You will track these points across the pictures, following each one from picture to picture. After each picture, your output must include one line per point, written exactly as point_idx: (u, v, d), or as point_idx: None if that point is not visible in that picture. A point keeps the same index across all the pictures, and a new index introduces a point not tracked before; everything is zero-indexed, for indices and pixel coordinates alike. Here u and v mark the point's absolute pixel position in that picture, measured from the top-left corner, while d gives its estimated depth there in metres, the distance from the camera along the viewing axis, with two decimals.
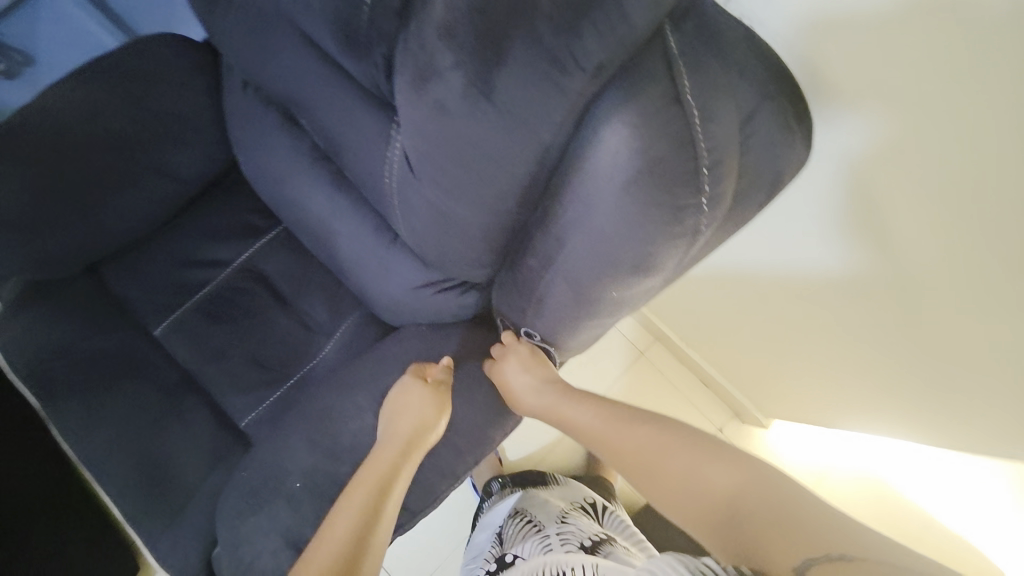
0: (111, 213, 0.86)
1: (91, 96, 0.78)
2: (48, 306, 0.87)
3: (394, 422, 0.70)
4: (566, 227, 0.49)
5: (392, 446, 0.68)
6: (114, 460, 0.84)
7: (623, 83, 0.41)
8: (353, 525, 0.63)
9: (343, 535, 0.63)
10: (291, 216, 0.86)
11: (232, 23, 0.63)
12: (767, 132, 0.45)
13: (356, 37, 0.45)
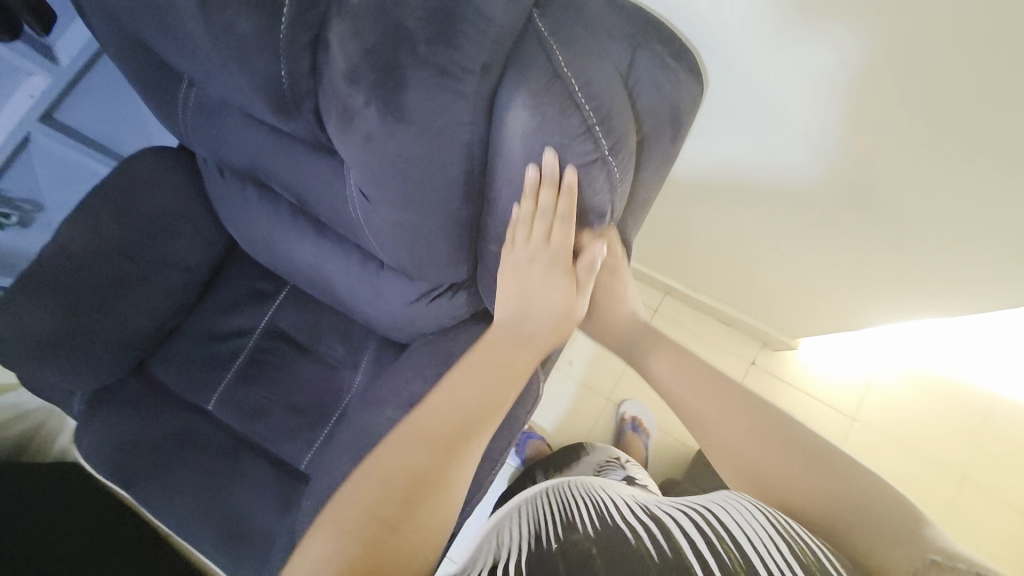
0: (140, 314, 0.96)
1: (98, 219, 0.89)
2: (111, 408, 0.98)
3: (534, 304, 0.60)
4: (505, 203, 0.56)
5: (472, 368, 0.59)
6: (202, 524, 0.94)
7: (511, 70, 0.48)
8: (444, 428, 0.55)
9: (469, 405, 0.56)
10: (292, 271, 0.95)
11: (191, 121, 0.72)
12: (649, 73, 0.51)
13: (283, 104, 0.50)
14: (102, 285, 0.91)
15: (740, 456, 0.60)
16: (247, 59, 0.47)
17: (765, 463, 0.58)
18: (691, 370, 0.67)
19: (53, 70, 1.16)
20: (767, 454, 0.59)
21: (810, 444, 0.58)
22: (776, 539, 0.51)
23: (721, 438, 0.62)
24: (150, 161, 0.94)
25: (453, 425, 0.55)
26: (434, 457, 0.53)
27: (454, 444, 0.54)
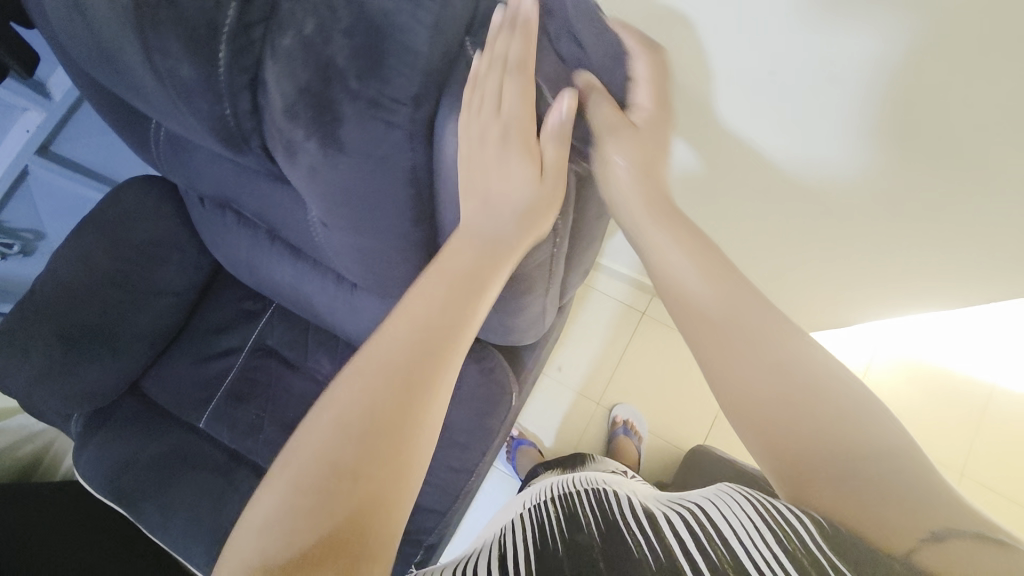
0: (131, 338, 1.00)
1: (87, 249, 0.94)
2: (109, 429, 1.02)
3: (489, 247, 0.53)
4: (452, 224, 0.59)
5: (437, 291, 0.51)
6: (195, 539, 0.97)
7: (444, 98, 0.50)
8: (409, 346, 0.48)
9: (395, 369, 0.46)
10: (274, 291, 0.98)
11: (161, 152, 0.74)
12: (582, 91, 0.52)
13: (231, 139, 0.53)
14: (93, 312, 0.95)
15: (743, 388, 0.48)
16: (194, 102, 0.50)
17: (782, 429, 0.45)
18: (715, 279, 0.54)
19: (47, 105, 1.21)
20: (800, 430, 0.45)
21: (812, 385, 0.47)
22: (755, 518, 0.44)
23: (726, 377, 0.49)
24: (135, 191, 0.97)
25: (420, 342, 0.48)
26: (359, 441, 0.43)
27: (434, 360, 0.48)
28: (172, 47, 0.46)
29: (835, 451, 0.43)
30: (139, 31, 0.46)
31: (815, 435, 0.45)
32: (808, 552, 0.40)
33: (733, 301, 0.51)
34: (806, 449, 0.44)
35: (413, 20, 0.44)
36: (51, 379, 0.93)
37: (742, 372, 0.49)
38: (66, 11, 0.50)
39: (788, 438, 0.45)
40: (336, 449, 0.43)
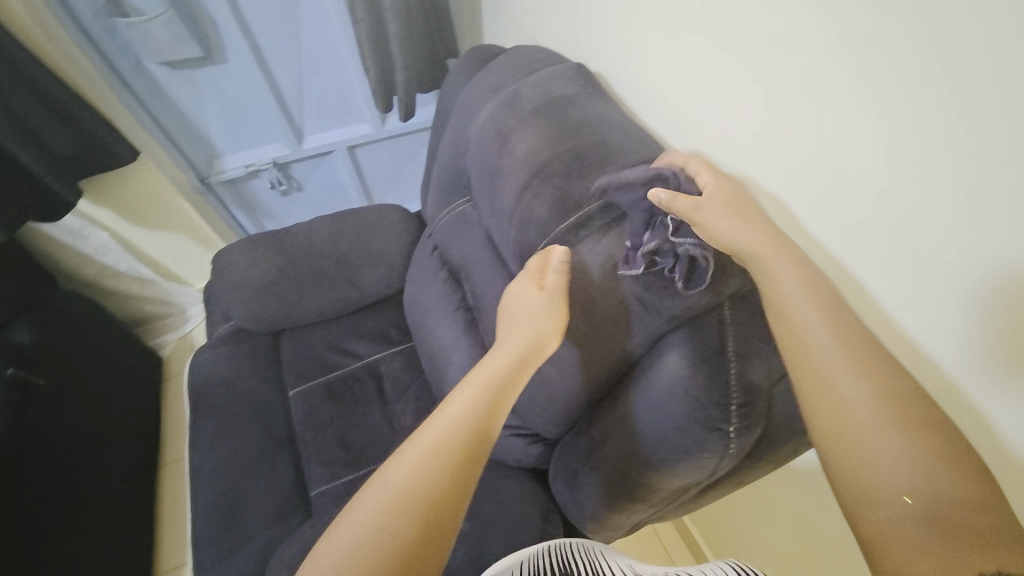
0: (309, 304, 1.19)
1: (335, 230, 1.20)
2: (239, 348, 1.21)
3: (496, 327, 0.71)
4: (627, 413, 0.65)
5: (477, 377, 0.59)
6: (214, 484, 1.03)
7: (689, 328, 0.60)
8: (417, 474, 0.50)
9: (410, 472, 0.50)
10: (422, 338, 1.12)
11: (444, 215, 1.01)
12: None
13: (525, 257, 0.70)
14: (305, 270, 1.17)
15: (858, 449, 0.44)
16: (521, 230, 0.69)
17: (885, 463, 0.43)
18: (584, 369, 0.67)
19: (378, 126, 1.65)
20: (894, 446, 0.43)
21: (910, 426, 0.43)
22: None
23: (844, 419, 0.45)
24: (394, 213, 1.24)
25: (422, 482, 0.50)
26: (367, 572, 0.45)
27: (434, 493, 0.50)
28: (544, 197, 0.66)
29: (919, 415, 0.44)
30: (529, 179, 0.68)
31: (918, 436, 0.43)
32: None
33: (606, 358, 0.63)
34: (933, 469, 0.41)
35: (691, 288, 0.60)
36: (246, 293, 1.15)
37: (876, 429, 0.44)
38: (490, 140, 0.75)
39: (900, 481, 0.42)
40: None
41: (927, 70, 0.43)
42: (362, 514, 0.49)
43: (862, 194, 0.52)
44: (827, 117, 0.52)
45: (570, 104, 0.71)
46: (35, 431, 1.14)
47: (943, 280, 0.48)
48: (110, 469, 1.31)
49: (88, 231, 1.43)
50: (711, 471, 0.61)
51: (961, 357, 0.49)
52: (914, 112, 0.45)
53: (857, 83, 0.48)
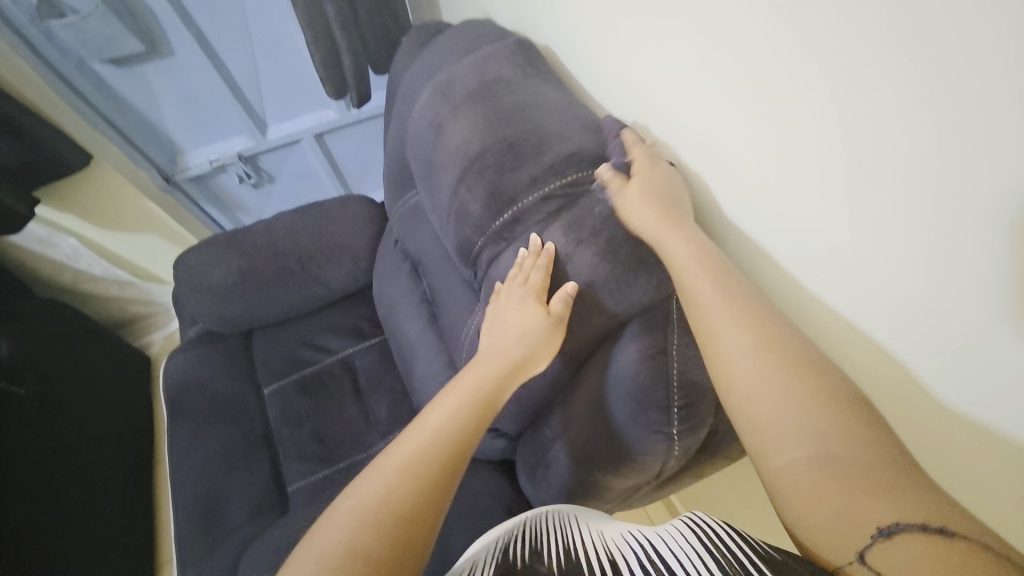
0: (276, 302, 1.18)
1: (297, 225, 1.18)
2: (212, 349, 1.21)
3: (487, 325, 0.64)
4: (576, 411, 0.63)
5: (454, 394, 0.56)
6: (193, 485, 1.05)
7: (636, 325, 0.57)
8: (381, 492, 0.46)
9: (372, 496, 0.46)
10: (391, 331, 1.10)
11: (399, 207, 0.97)
12: None
13: (468, 255, 0.67)
14: (268, 268, 1.15)
15: (746, 395, 0.44)
16: (460, 226, 0.66)
17: (767, 405, 0.43)
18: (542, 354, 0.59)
19: (343, 111, 1.59)
20: (791, 413, 0.41)
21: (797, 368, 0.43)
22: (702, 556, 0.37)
23: (729, 371, 0.46)
24: (357, 204, 1.21)
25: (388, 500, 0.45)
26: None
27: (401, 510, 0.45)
28: (477, 192, 0.62)
29: (823, 388, 0.42)
30: (462, 172, 0.64)
31: (803, 380, 0.42)
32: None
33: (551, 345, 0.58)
34: (811, 410, 0.41)
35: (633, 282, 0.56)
36: (211, 295, 1.13)
37: (752, 377, 0.44)
38: (427, 131, 0.71)
39: (781, 430, 0.41)
40: None
41: (852, 13, 0.35)
42: (318, 550, 0.42)
43: (809, 166, 0.45)
44: (758, 82, 0.46)
45: (505, 87, 0.66)
46: (24, 438, 1.17)
47: (905, 258, 0.40)
48: (104, 471, 1.34)
49: (57, 238, 1.42)
50: (660, 470, 0.59)
51: (938, 346, 0.41)
52: (846, 67, 0.38)
53: (779, 55, 0.43)
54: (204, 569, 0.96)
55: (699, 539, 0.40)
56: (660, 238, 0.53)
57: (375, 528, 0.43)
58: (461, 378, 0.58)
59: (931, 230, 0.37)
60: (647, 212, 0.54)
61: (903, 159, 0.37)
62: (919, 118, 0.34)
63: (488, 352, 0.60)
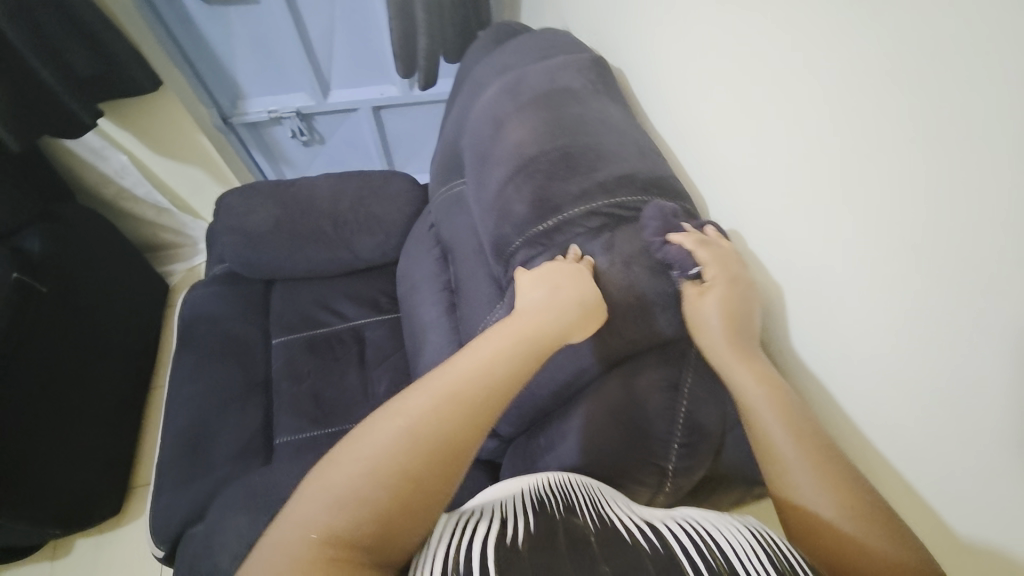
0: (304, 259, 1.20)
1: (339, 190, 1.20)
2: (232, 290, 1.24)
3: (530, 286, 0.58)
4: (570, 429, 0.62)
5: (498, 338, 0.50)
6: (186, 416, 1.07)
7: (653, 357, 0.58)
8: (405, 432, 0.41)
9: (397, 431, 0.42)
10: (407, 310, 1.11)
11: (441, 193, 0.99)
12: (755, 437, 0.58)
13: (501, 252, 0.68)
14: (303, 224, 1.18)
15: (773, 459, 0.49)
16: (500, 224, 0.67)
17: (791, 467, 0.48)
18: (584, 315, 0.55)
19: (405, 91, 1.62)
20: (813, 475, 0.46)
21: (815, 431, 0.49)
22: (755, 543, 0.42)
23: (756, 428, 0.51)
24: (401, 182, 1.23)
25: (423, 447, 0.41)
26: (336, 533, 0.37)
27: (434, 457, 0.41)
28: (524, 193, 0.64)
29: (836, 459, 0.47)
30: (514, 172, 0.65)
31: (813, 446, 0.48)
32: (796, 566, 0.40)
33: (593, 317, 0.55)
34: (829, 475, 0.46)
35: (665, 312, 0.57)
36: (244, 238, 1.16)
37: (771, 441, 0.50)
38: (486, 126, 0.73)
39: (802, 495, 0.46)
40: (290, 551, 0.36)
41: (936, 144, 0.39)
42: (360, 448, 0.41)
43: (865, 261, 0.48)
44: (832, 170, 0.49)
45: (572, 99, 0.67)
46: (39, 334, 1.21)
47: (946, 373, 0.44)
48: (101, 382, 1.37)
49: (110, 152, 1.47)
50: (645, 505, 0.60)
51: (963, 456, 0.44)
52: (941, 147, 0.39)
53: (872, 123, 0.44)
54: (180, 499, 0.98)
55: (754, 540, 0.43)
56: (730, 369, 0.54)
57: (408, 464, 0.40)
58: (501, 327, 0.52)
59: (986, 326, 0.39)
60: (721, 335, 0.54)
61: (959, 262, 0.40)
62: (987, 230, 0.37)
63: (544, 301, 0.55)
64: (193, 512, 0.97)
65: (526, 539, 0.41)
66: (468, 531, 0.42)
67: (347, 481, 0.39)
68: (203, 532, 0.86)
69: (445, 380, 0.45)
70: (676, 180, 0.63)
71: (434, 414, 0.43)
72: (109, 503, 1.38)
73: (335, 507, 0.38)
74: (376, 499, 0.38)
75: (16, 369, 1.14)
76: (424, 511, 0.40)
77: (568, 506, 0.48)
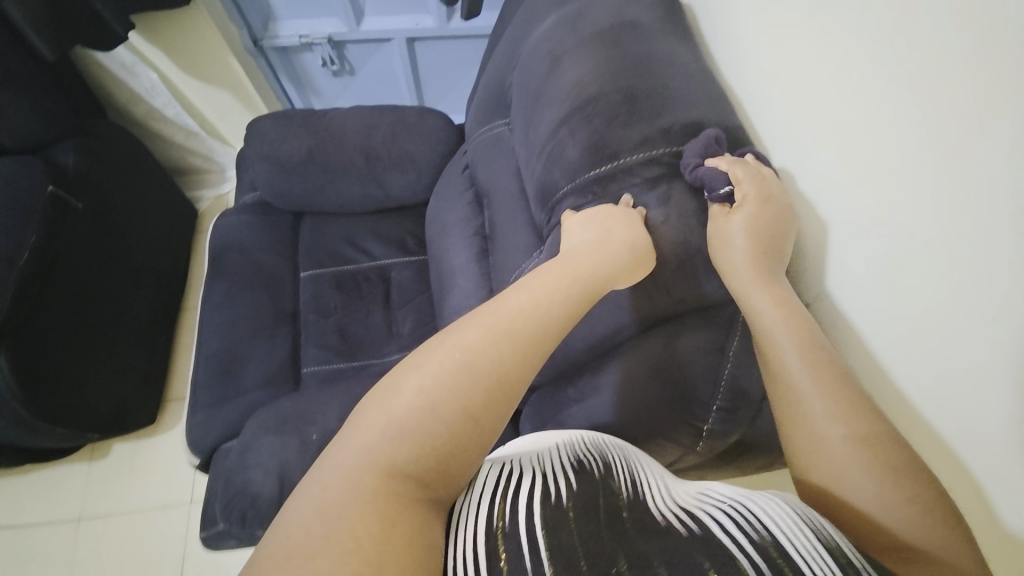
0: (334, 194, 1.19)
1: (373, 125, 1.16)
2: (262, 221, 1.23)
3: (581, 232, 0.56)
4: (604, 383, 0.63)
5: (549, 279, 0.49)
6: (219, 339, 1.11)
7: (700, 317, 0.57)
8: (461, 367, 0.41)
9: (451, 366, 0.41)
10: (435, 253, 1.10)
11: (481, 133, 0.95)
12: None
13: (546, 198, 0.65)
14: (335, 158, 1.15)
15: (801, 417, 0.49)
16: (549, 168, 0.64)
17: (822, 431, 0.48)
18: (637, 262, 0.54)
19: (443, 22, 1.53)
20: (846, 442, 0.46)
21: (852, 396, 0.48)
22: (801, 525, 0.41)
23: (786, 383, 0.50)
24: (436, 120, 1.18)
25: (478, 383, 0.41)
26: (394, 460, 0.38)
27: (488, 395, 0.41)
28: (579, 137, 0.60)
29: (874, 425, 0.46)
30: (571, 112, 0.61)
31: (849, 409, 0.47)
32: (843, 552, 0.39)
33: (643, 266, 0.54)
34: (864, 441, 0.46)
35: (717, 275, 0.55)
36: (275, 168, 1.15)
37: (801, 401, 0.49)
38: (542, 60, 0.68)
39: (831, 458, 0.47)
40: (350, 479, 0.36)
41: None
42: (419, 381, 0.41)
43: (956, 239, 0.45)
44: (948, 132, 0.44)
45: (640, 35, 0.62)
46: (77, 249, 1.24)
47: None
48: (135, 300, 1.42)
49: (140, 69, 1.44)
50: (674, 460, 0.62)
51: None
52: None
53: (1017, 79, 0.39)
54: (214, 414, 1.04)
55: (799, 520, 0.42)
56: (750, 292, 0.53)
57: (463, 395, 0.40)
58: (547, 270, 0.51)
59: None
60: (742, 257, 0.53)
61: None
62: None
63: (597, 246, 0.53)
64: (226, 427, 1.03)
65: (572, 499, 0.42)
66: (511, 485, 0.44)
67: (402, 414, 0.39)
68: (237, 447, 0.91)
69: (498, 319, 0.44)
70: (743, 134, 0.59)
71: (485, 351, 0.42)
72: (145, 413, 1.47)
73: (393, 438, 0.38)
74: (439, 433, 0.39)
75: (57, 281, 1.18)
76: (474, 444, 0.41)
77: (603, 473, 0.47)
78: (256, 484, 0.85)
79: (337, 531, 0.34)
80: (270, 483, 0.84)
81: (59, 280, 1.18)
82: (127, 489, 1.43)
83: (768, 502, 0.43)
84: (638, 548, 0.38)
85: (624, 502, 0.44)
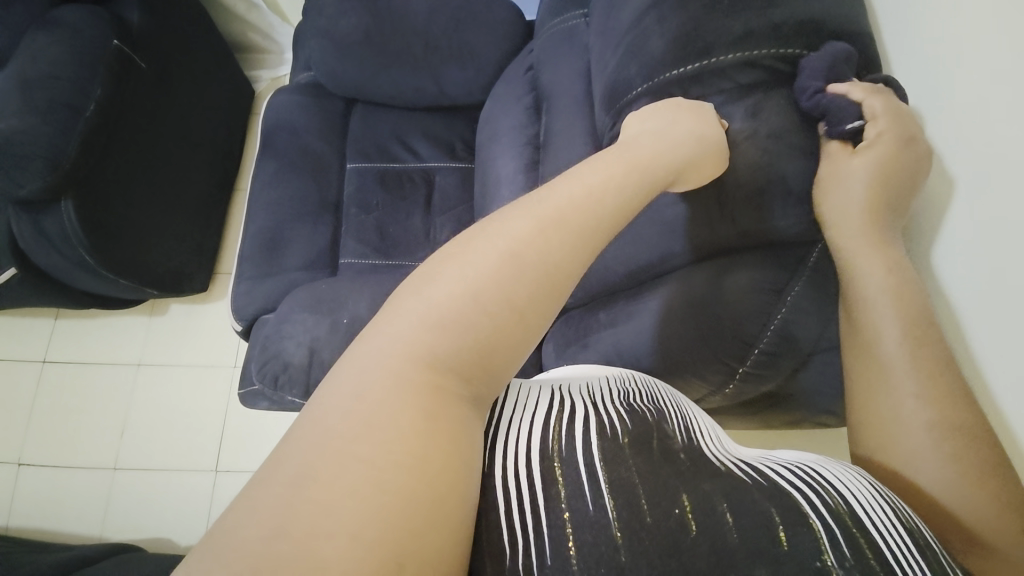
0: (388, 83, 1.13)
1: (436, 8, 1.07)
2: (315, 104, 1.20)
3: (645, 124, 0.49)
4: (640, 310, 0.59)
5: (607, 169, 0.42)
6: (265, 216, 1.13)
7: (763, 254, 0.51)
8: (505, 259, 0.36)
9: (496, 254, 0.37)
10: (485, 160, 1.04)
11: (552, 25, 0.85)
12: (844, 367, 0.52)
13: (614, 99, 0.58)
14: (392, 41, 1.08)
15: (884, 396, 0.45)
16: (625, 62, 0.56)
17: (903, 414, 0.43)
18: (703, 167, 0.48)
19: None
20: (926, 432, 0.42)
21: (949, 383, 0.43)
22: (879, 500, 0.39)
23: (877, 360, 0.45)
24: (504, 11, 1.07)
25: (528, 276, 0.37)
26: (433, 353, 0.34)
27: (534, 288, 0.37)
28: (668, 25, 0.52)
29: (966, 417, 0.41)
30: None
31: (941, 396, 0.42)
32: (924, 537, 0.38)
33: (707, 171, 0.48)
34: (953, 434, 0.41)
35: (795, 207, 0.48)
36: (332, 45, 1.09)
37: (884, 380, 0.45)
38: None
39: (908, 446, 0.42)
40: (390, 369, 0.33)
41: None
42: (460, 267, 0.37)
43: None
44: None
45: None
46: (140, 110, 1.26)
47: None
48: (193, 171, 1.46)
49: None
50: (699, 398, 0.59)
51: None
52: None
53: None
54: (257, 286, 1.09)
55: (879, 496, 0.40)
56: (861, 255, 0.47)
57: (507, 285, 0.36)
58: (600, 159, 0.43)
59: None
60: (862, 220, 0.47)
61: None
62: None
63: (661, 136, 0.46)
64: (266, 300, 1.08)
65: (628, 435, 0.40)
66: (558, 410, 0.41)
67: (445, 304, 0.35)
68: (274, 317, 0.96)
69: (550, 207, 0.39)
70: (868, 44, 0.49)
71: (535, 240, 0.38)
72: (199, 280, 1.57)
73: (433, 329, 0.34)
74: (483, 328, 0.35)
75: (122, 138, 1.22)
76: (517, 340, 0.37)
77: (659, 411, 0.45)
78: (289, 353, 0.90)
79: (383, 433, 0.31)
80: (300, 354, 0.89)
81: (123, 138, 1.22)
82: (181, 344, 1.58)
83: (846, 473, 0.41)
84: (699, 492, 0.37)
85: (679, 444, 0.42)
